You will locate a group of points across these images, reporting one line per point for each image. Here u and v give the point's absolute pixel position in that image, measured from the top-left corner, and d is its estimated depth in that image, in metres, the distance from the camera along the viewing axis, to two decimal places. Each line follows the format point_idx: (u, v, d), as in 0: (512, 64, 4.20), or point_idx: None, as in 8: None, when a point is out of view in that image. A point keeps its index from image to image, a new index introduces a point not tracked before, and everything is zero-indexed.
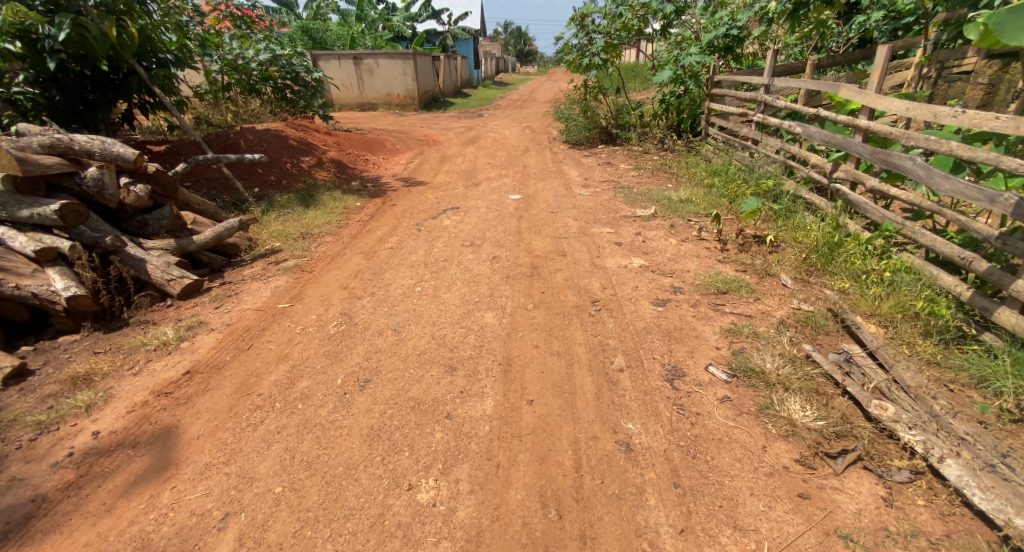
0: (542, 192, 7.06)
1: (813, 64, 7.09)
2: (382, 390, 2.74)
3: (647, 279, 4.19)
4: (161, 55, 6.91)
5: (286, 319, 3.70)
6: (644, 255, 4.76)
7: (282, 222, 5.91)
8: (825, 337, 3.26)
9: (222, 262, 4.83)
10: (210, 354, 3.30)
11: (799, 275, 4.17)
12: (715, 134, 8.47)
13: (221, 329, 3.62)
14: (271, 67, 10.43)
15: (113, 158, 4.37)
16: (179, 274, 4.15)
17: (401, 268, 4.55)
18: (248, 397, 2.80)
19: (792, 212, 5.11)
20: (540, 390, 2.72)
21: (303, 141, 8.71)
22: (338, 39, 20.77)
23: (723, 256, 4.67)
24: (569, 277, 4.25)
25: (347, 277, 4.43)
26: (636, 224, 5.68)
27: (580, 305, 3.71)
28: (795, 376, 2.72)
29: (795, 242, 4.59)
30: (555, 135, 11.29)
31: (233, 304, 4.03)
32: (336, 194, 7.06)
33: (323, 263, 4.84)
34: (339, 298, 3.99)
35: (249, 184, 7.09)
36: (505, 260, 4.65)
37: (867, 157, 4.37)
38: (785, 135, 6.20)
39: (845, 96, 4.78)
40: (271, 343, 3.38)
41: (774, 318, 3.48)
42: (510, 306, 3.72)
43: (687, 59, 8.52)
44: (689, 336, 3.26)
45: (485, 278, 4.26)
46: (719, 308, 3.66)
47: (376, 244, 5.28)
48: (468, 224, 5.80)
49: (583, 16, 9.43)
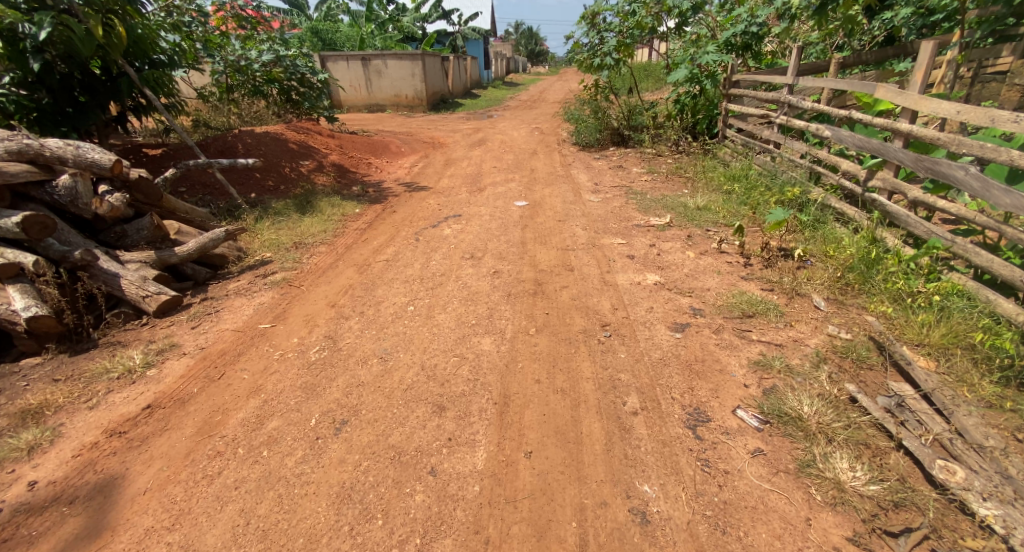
0: (550, 198, 6.69)
1: (838, 62, 6.65)
2: (359, 434, 2.40)
3: (664, 300, 3.81)
4: (154, 57, 6.64)
5: (264, 342, 3.37)
6: (659, 270, 4.37)
7: (274, 231, 5.61)
8: (869, 373, 2.87)
9: (207, 275, 4.53)
10: (177, 383, 2.97)
11: (832, 295, 3.79)
12: (733, 136, 8.06)
13: (193, 353, 3.29)
14: (275, 70, 10.06)
15: (89, 164, 4.06)
16: (156, 290, 3.84)
17: (394, 283, 4.21)
18: (210, 439, 2.47)
19: (821, 223, 4.71)
20: (540, 438, 2.36)
21: (303, 144, 8.42)
22: (348, 39, 20.55)
23: (747, 271, 4.29)
24: (576, 295, 3.88)
25: (336, 293, 4.09)
26: (649, 234, 5.29)
27: (589, 330, 3.34)
28: (839, 425, 2.36)
29: (827, 257, 4.20)
30: (564, 136, 10.90)
31: (211, 323, 3.68)
32: (334, 200, 6.76)
33: (313, 276, 4.51)
34: (324, 317, 3.66)
35: (245, 190, 6.81)
36: (508, 275, 4.29)
37: (909, 165, 3.96)
38: (811, 138, 5.78)
39: (883, 97, 4.35)
40: (245, 371, 3.04)
41: (809, 348, 3.11)
42: (510, 330, 3.36)
43: (703, 57, 8.01)
44: (711, 371, 2.90)
45: (485, 295, 3.91)
46: (745, 336, 3.28)
47: (371, 256, 4.95)
48: (470, 233, 5.45)
49: (595, 14, 9.04)
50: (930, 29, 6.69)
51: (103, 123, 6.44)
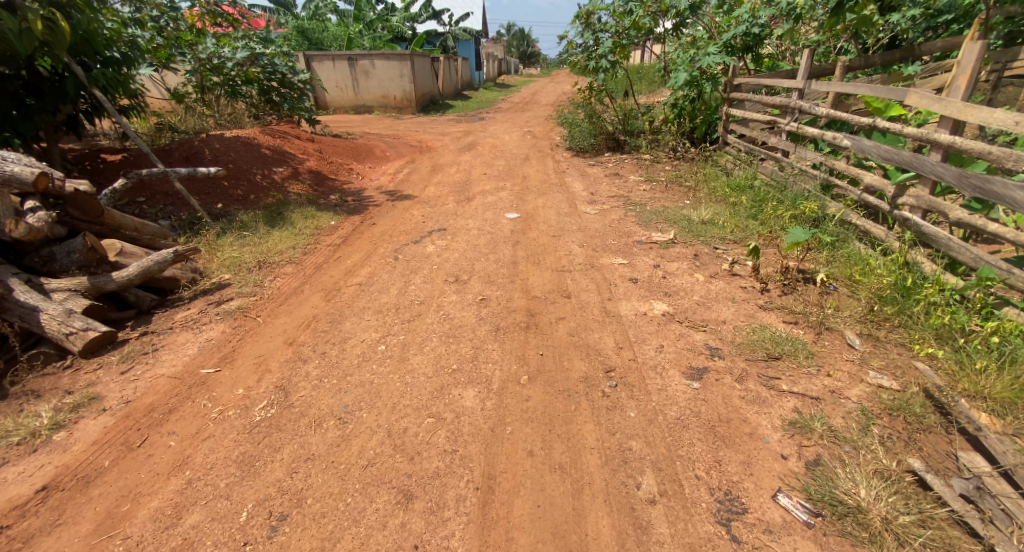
0: (543, 210, 6.19)
1: (843, 66, 6.17)
2: (299, 540, 1.95)
3: (674, 336, 3.30)
4: (106, 53, 5.93)
5: (203, 394, 2.84)
6: (666, 297, 3.87)
7: (237, 248, 5.06)
8: (927, 437, 2.39)
9: (153, 302, 3.97)
10: (86, 454, 2.45)
11: (865, 330, 3.31)
12: (734, 142, 7.61)
13: (116, 408, 2.76)
14: (251, 68, 9.57)
15: (7, 179, 3.57)
16: (82, 325, 3.30)
17: (365, 314, 3.68)
18: (108, 542, 2.02)
19: (842, 245, 4.25)
20: (533, 545, 1.91)
21: (277, 150, 7.85)
22: (335, 40, 19.78)
23: (765, 299, 3.79)
24: (574, 330, 3.37)
25: (297, 327, 3.55)
26: (652, 253, 4.79)
27: (591, 378, 2.81)
28: (907, 517, 1.93)
29: (854, 285, 3.74)
30: (558, 141, 10.39)
31: (144, 368, 3.14)
32: (308, 211, 6.21)
33: (274, 304, 3.97)
34: (279, 360, 3.13)
35: (211, 200, 6.24)
36: (496, 303, 3.77)
37: (952, 182, 3.47)
38: (825, 147, 5.29)
39: (916, 104, 3.86)
40: (173, 436, 2.52)
41: (851, 403, 2.60)
42: (498, 380, 2.82)
43: (704, 59, 7.47)
44: (740, 435, 2.39)
45: (470, 330, 3.38)
46: (774, 386, 2.76)
47: (343, 278, 4.40)
48: (455, 251, 4.92)
49: (590, 13, 8.52)
50: (942, 30, 6.33)
51: (51, 127, 5.81)
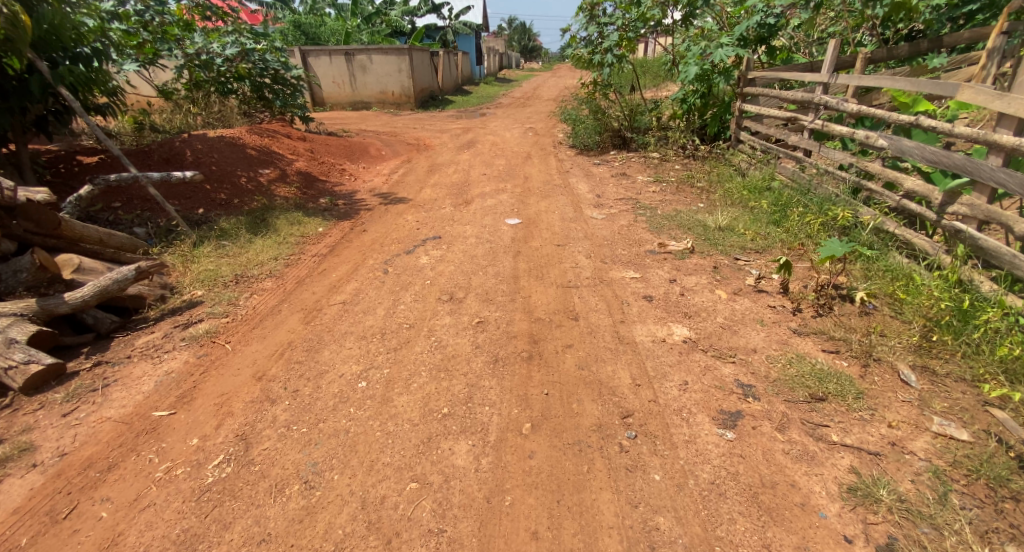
0: (546, 215, 5.76)
1: (865, 58, 5.69)
2: None
3: (699, 370, 2.86)
4: (74, 48, 5.29)
5: (150, 444, 2.44)
6: (687, 319, 3.43)
7: (214, 259, 4.64)
8: (1018, 508, 1.99)
9: (114, 324, 3.56)
10: (2, 528, 2.10)
11: (919, 360, 2.88)
12: (748, 140, 7.17)
13: (48, 463, 2.38)
14: (241, 64, 9.03)
15: None
16: (24, 358, 2.90)
17: (347, 340, 3.26)
18: None
19: (881, 256, 3.79)
20: None
21: (264, 150, 7.42)
22: (333, 35, 19.25)
23: (798, 321, 3.36)
24: (583, 361, 2.95)
25: (269, 356, 3.13)
26: (667, 264, 4.35)
27: (605, 427, 2.40)
28: None
29: (898, 304, 3.29)
30: (561, 138, 9.93)
31: (90, 408, 2.74)
32: (295, 216, 5.79)
33: (248, 326, 3.56)
34: (244, 400, 2.71)
35: (191, 205, 5.83)
36: (495, 327, 3.35)
37: (1016, 189, 3.02)
38: (854, 146, 4.83)
39: (970, 100, 3.41)
40: (107, 505, 2.15)
41: (919, 462, 2.21)
42: (495, 429, 2.40)
43: (715, 52, 6.90)
44: (790, 507, 2.01)
45: (464, 361, 2.96)
46: (823, 437, 2.35)
47: (326, 296, 3.99)
48: (450, 263, 4.49)
49: (594, 5, 8.06)
50: (963, 21, 5.84)
51: (18, 129, 5.36)
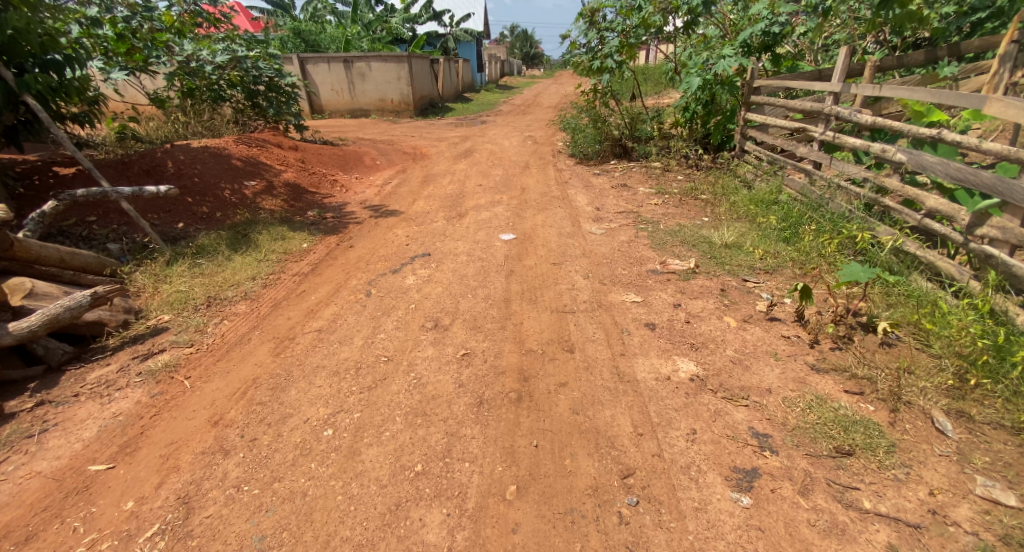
0: (543, 230, 5.45)
1: (876, 66, 5.29)
2: None
3: (709, 415, 2.53)
4: (44, 55, 5.07)
5: (78, 509, 2.15)
6: (693, 352, 3.11)
7: (187, 279, 4.34)
8: None
9: (67, 355, 3.26)
10: None
11: (952, 403, 2.55)
12: (753, 150, 6.86)
13: None
14: (232, 72, 8.75)
15: None
16: None
17: (318, 375, 2.95)
18: None
19: (903, 280, 3.45)
20: None
21: (251, 161, 7.14)
22: (332, 41, 19.02)
23: (816, 355, 3.03)
24: (578, 403, 2.63)
25: (231, 395, 2.82)
26: (671, 286, 4.03)
27: (603, 491, 2.12)
28: None
29: (925, 336, 2.95)
30: (560, 147, 9.65)
31: (20, 460, 2.44)
32: (278, 231, 5.49)
33: (213, 357, 3.26)
34: (194, 452, 2.40)
35: (170, 220, 5.56)
36: (481, 361, 3.03)
37: None
38: (867, 159, 4.51)
39: (998, 115, 3.08)
40: None
41: (962, 537, 1.92)
42: (475, 494, 2.11)
43: (719, 64, 6.54)
44: None
45: (446, 403, 2.65)
46: (852, 504, 2.05)
47: (302, 322, 3.68)
48: (438, 285, 4.18)
49: (594, 11, 7.78)
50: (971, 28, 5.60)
51: None
